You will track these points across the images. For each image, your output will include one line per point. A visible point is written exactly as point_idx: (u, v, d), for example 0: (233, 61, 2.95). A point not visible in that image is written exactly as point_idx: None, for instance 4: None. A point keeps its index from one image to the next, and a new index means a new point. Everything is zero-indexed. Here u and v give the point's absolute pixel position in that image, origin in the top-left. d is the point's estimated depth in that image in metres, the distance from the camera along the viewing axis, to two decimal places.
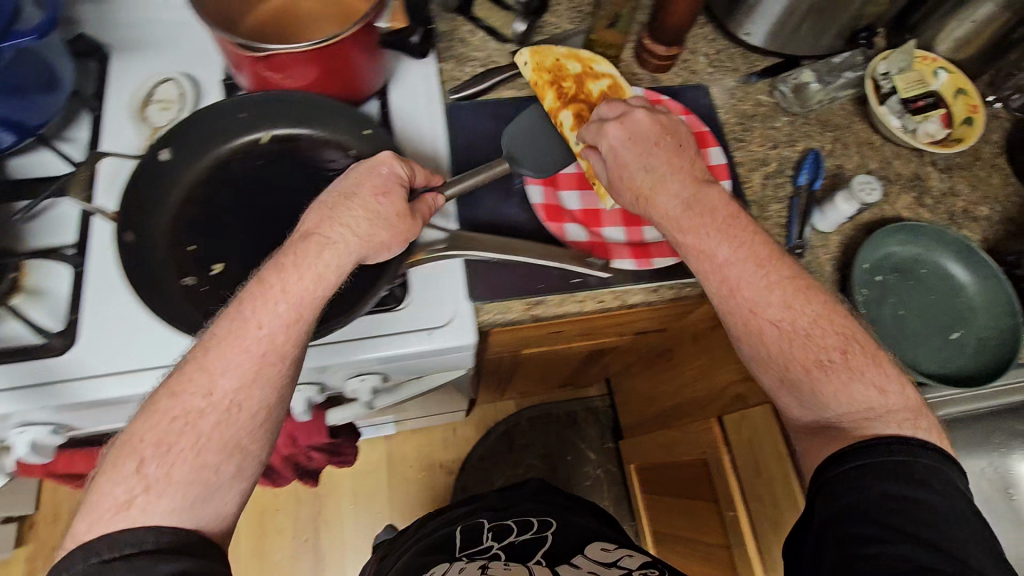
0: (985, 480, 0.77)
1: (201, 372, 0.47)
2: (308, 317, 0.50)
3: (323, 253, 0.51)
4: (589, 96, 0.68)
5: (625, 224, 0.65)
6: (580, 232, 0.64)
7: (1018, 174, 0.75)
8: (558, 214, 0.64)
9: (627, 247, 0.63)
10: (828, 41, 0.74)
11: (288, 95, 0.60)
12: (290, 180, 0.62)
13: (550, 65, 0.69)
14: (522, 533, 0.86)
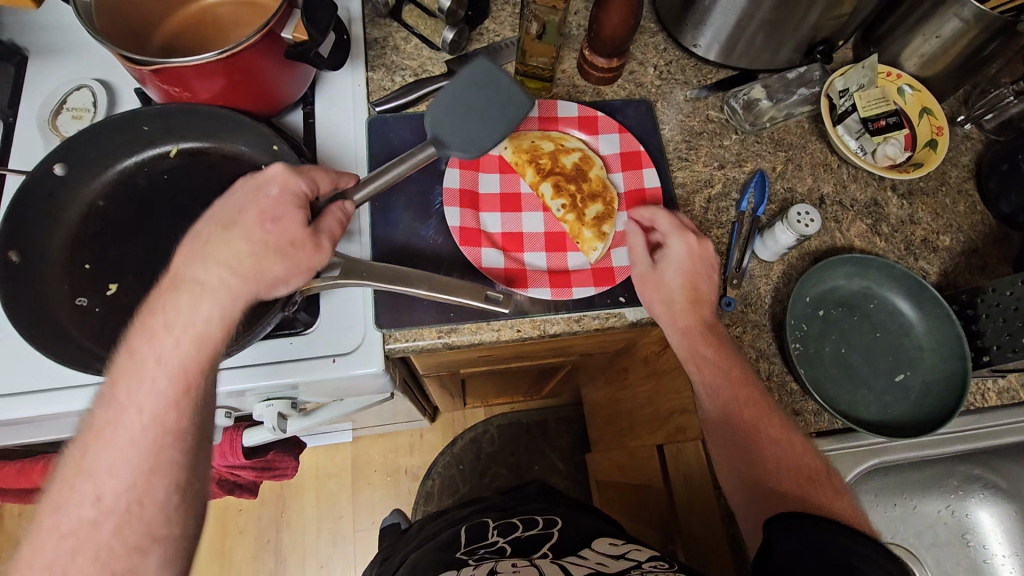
0: (941, 525, 0.71)
1: (83, 478, 0.39)
2: (198, 381, 0.43)
3: (198, 305, 0.44)
4: (567, 169, 0.66)
5: (545, 250, 0.63)
6: (496, 257, 0.60)
7: (985, 202, 0.70)
8: (474, 237, 0.60)
9: (546, 275, 0.60)
10: (785, 55, 0.69)
11: (193, 108, 0.57)
12: (195, 194, 0.59)
13: (527, 146, 0.68)
14: (529, 529, 0.75)
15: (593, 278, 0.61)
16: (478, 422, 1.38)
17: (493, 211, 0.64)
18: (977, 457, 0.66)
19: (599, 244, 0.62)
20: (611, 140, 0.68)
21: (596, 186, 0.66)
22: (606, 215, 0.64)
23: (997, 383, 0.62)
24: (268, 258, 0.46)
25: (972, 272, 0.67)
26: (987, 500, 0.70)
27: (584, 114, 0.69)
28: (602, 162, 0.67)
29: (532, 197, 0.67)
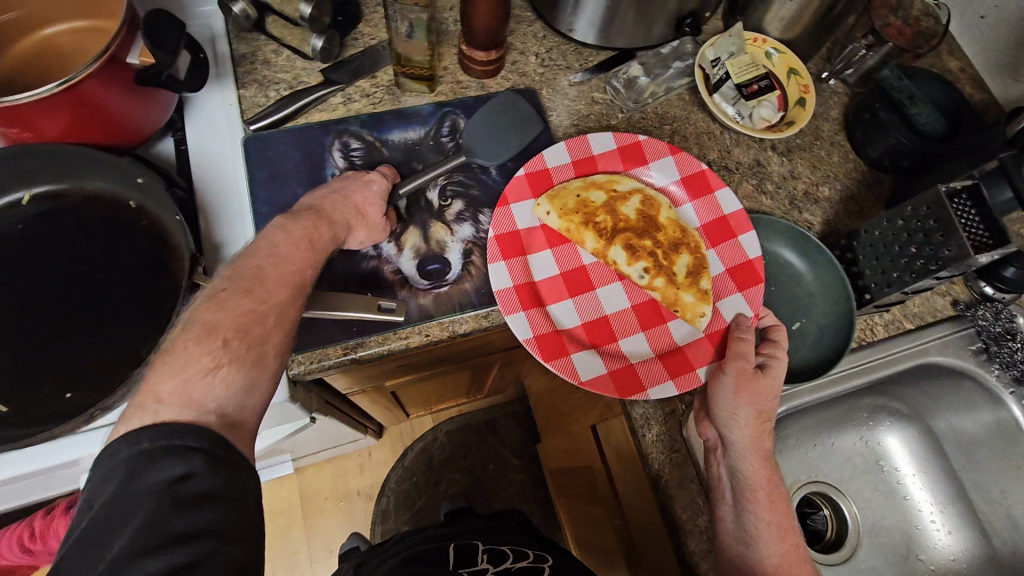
0: (856, 455, 0.75)
1: (257, 278, 0.47)
2: (319, 263, 0.52)
3: (323, 225, 0.53)
4: (631, 223, 0.68)
5: (643, 330, 0.63)
6: (595, 365, 0.58)
7: (856, 150, 0.74)
8: (559, 346, 0.58)
9: (659, 360, 0.60)
10: (656, 32, 0.71)
11: (37, 149, 0.52)
12: (58, 242, 0.55)
13: (574, 206, 0.65)
14: (518, 561, 0.79)
15: (710, 347, 0.61)
16: (427, 431, 1.36)
17: (560, 299, 0.62)
18: (879, 387, 0.71)
19: (705, 306, 0.63)
20: (666, 166, 0.68)
21: (673, 232, 0.67)
22: (698, 266, 0.65)
23: (883, 317, 0.67)
24: (357, 223, 0.57)
25: (851, 218, 0.72)
26: (895, 426, 0.75)
27: (620, 143, 0.68)
28: (669, 201, 0.68)
29: (602, 266, 0.66)
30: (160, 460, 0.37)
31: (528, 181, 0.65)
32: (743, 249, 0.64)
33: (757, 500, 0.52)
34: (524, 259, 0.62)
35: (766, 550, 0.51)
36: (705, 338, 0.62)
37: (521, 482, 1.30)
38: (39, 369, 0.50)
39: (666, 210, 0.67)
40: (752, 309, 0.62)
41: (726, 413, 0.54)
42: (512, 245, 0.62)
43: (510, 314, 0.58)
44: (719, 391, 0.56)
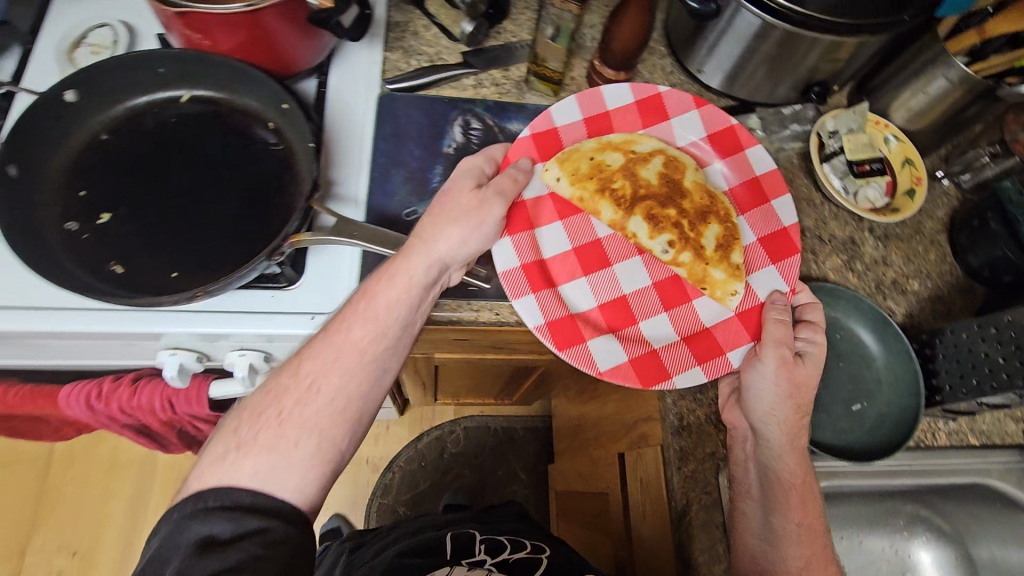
0: (884, 562, 0.72)
1: (294, 359, 0.51)
2: (386, 321, 0.52)
3: (401, 267, 0.53)
4: (651, 188, 0.69)
5: (666, 308, 0.64)
6: (616, 352, 0.59)
7: (956, 255, 0.73)
8: (575, 334, 0.59)
9: (686, 342, 0.61)
10: (782, 92, 0.73)
11: (210, 57, 0.59)
12: (201, 140, 0.60)
13: (587, 171, 0.67)
14: (516, 550, 0.80)
15: (740, 326, 0.62)
16: (446, 422, 1.36)
17: (572, 277, 0.63)
18: (924, 496, 0.68)
19: (736, 283, 0.64)
20: (692, 124, 0.70)
21: (700, 198, 0.68)
22: (727, 237, 0.66)
23: (948, 425, 0.65)
24: (455, 213, 0.55)
25: (936, 318, 0.71)
26: (931, 542, 0.71)
27: (638, 97, 0.69)
28: (691, 162, 0.69)
29: (622, 235, 0.66)
30: (243, 517, 0.43)
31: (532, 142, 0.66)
32: (776, 216, 0.66)
33: (786, 501, 0.56)
34: (532, 231, 0.64)
35: (790, 546, 0.56)
36: (735, 316, 0.63)
37: (522, 497, 1.29)
38: (155, 244, 0.55)
39: (690, 172, 0.68)
40: (788, 283, 0.63)
41: (765, 410, 0.56)
42: (521, 217, 0.63)
43: (517, 297, 0.58)
44: (754, 382, 0.57)
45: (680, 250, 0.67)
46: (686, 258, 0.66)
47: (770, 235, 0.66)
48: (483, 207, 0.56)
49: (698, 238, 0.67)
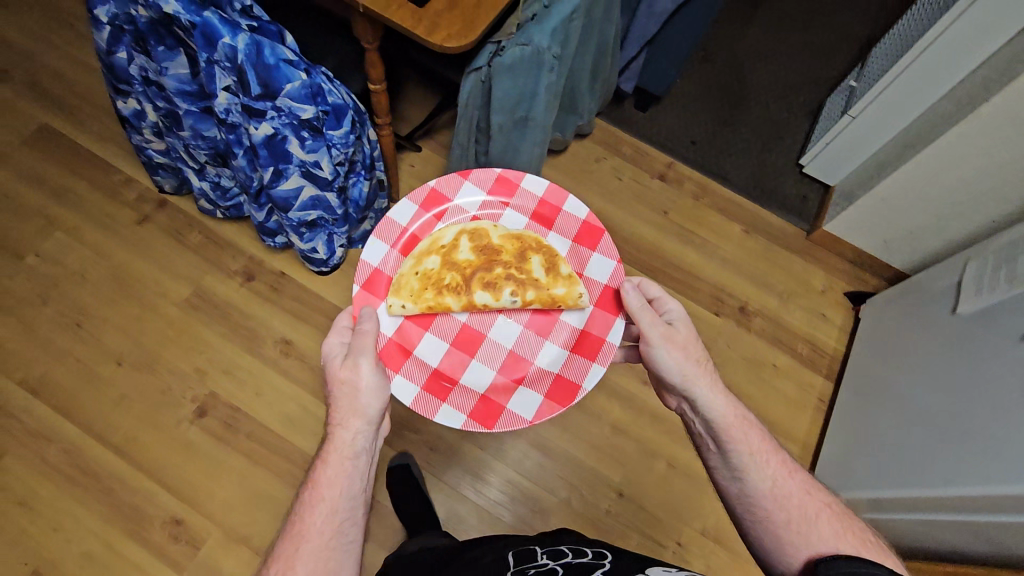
0: None
1: (278, 564, 0.78)
2: (327, 508, 0.81)
3: (340, 437, 0.84)
4: (497, 263, 1.04)
5: (540, 334, 1.02)
6: (534, 398, 0.97)
7: None
8: (491, 415, 0.96)
9: (575, 353, 1.00)
10: None
11: None
12: None
13: (422, 282, 1.01)
14: (579, 558, 0.88)
15: (598, 317, 1.02)
16: None
17: (462, 369, 0.99)
18: None
19: (573, 279, 1.02)
20: (474, 191, 1.07)
21: (512, 250, 1.05)
22: (534, 277, 1.03)
23: None
24: (378, 375, 0.85)
25: None
26: None
27: (416, 200, 1.06)
28: (487, 225, 1.05)
29: (476, 307, 1.02)
30: None
31: (364, 281, 1.00)
32: (569, 210, 1.07)
33: (730, 437, 0.85)
34: (411, 356, 0.99)
35: (758, 475, 0.82)
36: (592, 308, 1.02)
37: None
38: None
39: (477, 263, 1.04)
40: (569, 240, 1.07)
41: (662, 365, 0.90)
42: (398, 356, 0.98)
43: (436, 415, 0.95)
44: (662, 360, 0.90)
45: (522, 293, 1.02)
46: (531, 295, 1.02)
47: (548, 221, 1.08)
48: (358, 381, 0.84)
49: (528, 270, 1.04)
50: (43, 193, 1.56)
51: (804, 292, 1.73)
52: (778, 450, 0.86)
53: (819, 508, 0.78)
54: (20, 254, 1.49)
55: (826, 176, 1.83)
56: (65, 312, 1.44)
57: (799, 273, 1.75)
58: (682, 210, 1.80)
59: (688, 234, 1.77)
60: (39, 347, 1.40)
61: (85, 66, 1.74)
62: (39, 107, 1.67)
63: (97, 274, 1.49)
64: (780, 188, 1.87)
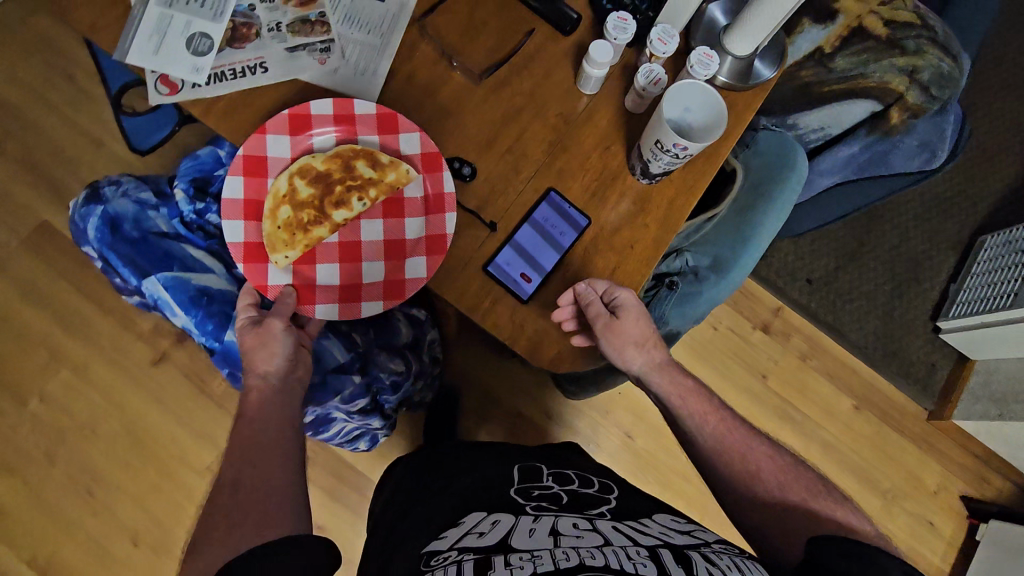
0: None
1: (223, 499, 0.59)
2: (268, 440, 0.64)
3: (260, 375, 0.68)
4: (332, 179, 0.75)
5: (385, 218, 0.77)
6: (421, 262, 0.74)
7: None
8: (398, 291, 0.74)
9: (431, 216, 0.75)
10: None
11: None
12: None
13: (286, 234, 0.73)
14: (582, 485, 0.86)
15: (431, 177, 0.75)
16: None
17: (356, 280, 0.76)
18: None
19: (387, 162, 0.74)
20: (276, 142, 0.73)
21: (335, 165, 0.75)
22: (370, 172, 0.75)
23: None
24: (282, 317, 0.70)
25: None
26: None
27: (238, 168, 0.72)
28: (305, 160, 0.74)
29: (344, 227, 0.77)
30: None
31: (242, 254, 0.71)
32: (352, 107, 0.75)
33: (688, 412, 0.75)
34: (316, 292, 0.74)
35: (723, 449, 0.72)
36: (422, 168, 0.75)
37: None
38: None
39: (316, 185, 0.75)
40: (372, 133, 0.76)
41: (619, 356, 0.73)
42: (304, 297, 0.74)
43: (361, 311, 0.73)
44: (621, 353, 0.73)
45: (368, 192, 0.75)
46: (371, 185, 0.75)
47: (346, 117, 0.75)
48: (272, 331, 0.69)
49: (357, 171, 0.75)
50: (46, 317, 1.32)
51: (913, 492, 1.48)
52: (720, 410, 0.76)
53: (779, 460, 0.70)
54: (21, 398, 1.29)
55: (967, 349, 1.51)
56: (74, 476, 1.27)
57: (909, 466, 1.50)
58: (784, 373, 1.52)
59: (787, 408, 1.50)
60: (49, 519, 1.25)
61: (87, 135, 1.40)
62: (35, 193, 1.37)
63: (109, 430, 1.29)
64: (906, 351, 1.56)
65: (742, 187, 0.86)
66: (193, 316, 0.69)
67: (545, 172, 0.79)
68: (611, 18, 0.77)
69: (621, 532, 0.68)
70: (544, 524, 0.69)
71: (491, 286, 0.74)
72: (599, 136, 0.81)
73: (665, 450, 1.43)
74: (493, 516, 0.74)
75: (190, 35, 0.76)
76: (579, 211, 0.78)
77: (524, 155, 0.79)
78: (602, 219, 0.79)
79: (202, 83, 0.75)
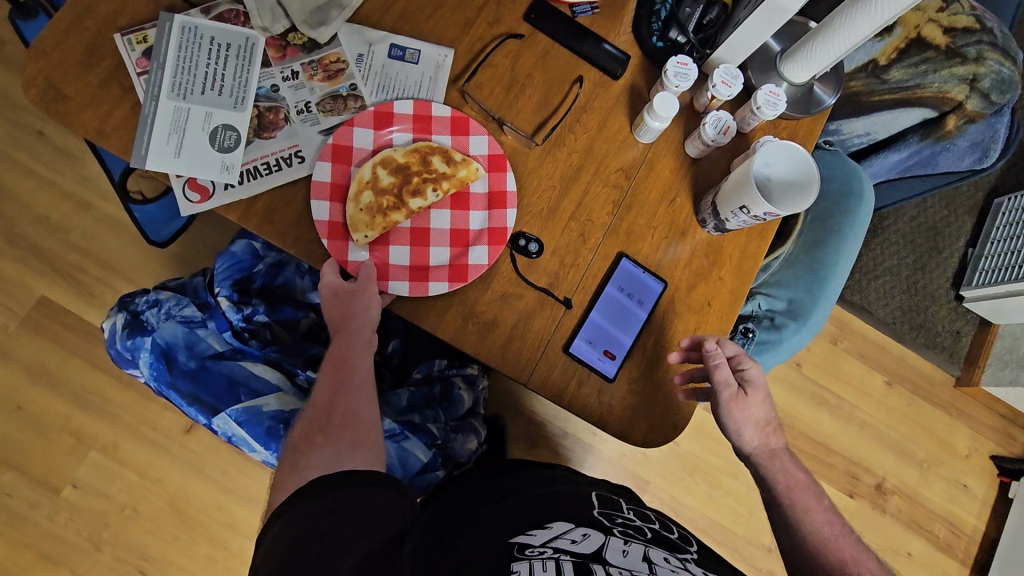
0: None
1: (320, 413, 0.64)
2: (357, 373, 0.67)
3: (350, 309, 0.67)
4: (410, 167, 0.71)
5: (458, 209, 0.72)
6: (486, 248, 0.70)
7: None
8: (462, 273, 0.69)
9: (500, 210, 0.72)
10: None
11: None
12: None
13: (364, 214, 0.68)
14: (664, 528, 0.72)
15: (497, 175, 0.73)
16: None
17: (430, 260, 0.70)
18: None
19: (464, 157, 0.71)
20: (363, 133, 0.71)
21: (415, 154, 0.71)
22: (447, 160, 0.71)
23: None
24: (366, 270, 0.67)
25: None
26: None
27: (325, 154, 0.69)
28: (388, 150, 0.71)
29: (417, 215, 0.72)
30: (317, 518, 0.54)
31: (328, 229, 0.68)
32: (433, 107, 0.73)
33: (790, 492, 0.69)
34: (390, 270, 0.69)
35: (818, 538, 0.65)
36: (490, 167, 0.73)
37: None
38: None
39: (396, 168, 0.71)
40: (446, 128, 0.73)
41: (735, 422, 0.70)
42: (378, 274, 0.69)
43: (430, 288, 0.68)
44: (738, 418, 0.70)
45: (444, 181, 0.71)
46: (448, 174, 0.71)
47: (425, 113, 0.72)
48: (354, 298, 0.66)
49: (435, 159, 0.71)
50: (64, 400, 1.25)
51: (947, 458, 1.53)
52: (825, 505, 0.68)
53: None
54: (53, 487, 1.23)
55: (993, 313, 1.53)
56: (124, 558, 1.23)
57: (943, 434, 1.53)
58: (816, 358, 1.53)
59: (822, 393, 1.52)
60: None
61: (70, 198, 1.29)
62: (26, 268, 1.27)
63: (151, 508, 1.25)
64: (931, 321, 1.58)
65: (807, 218, 0.83)
66: (272, 450, 0.67)
67: (613, 235, 0.74)
68: (671, 63, 0.70)
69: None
70: (636, 551, 0.60)
71: (575, 368, 0.70)
72: (663, 188, 0.76)
73: (709, 451, 1.43)
74: (584, 527, 0.63)
75: (213, 130, 0.69)
76: (654, 275, 0.74)
77: (589, 218, 0.74)
78: (678, 276, 0.75)
79: (236, 182, 0.68)
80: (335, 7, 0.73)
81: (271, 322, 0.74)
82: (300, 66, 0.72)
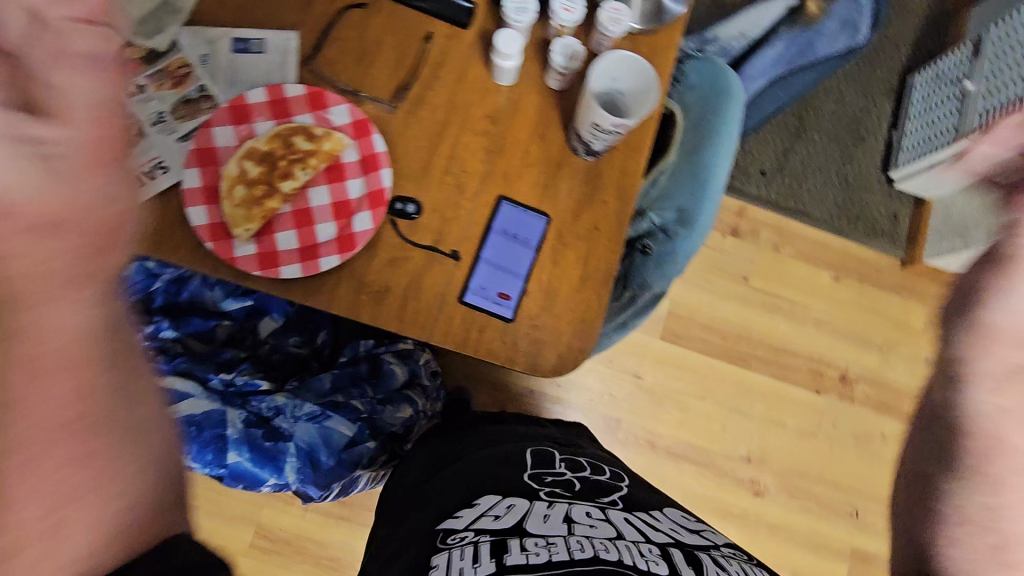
0: None
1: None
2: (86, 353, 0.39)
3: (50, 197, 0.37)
4: (276, 151, 0.71)
5: (335, 182, 0.72)
6: (369, 213, 0.71)
7: None
8: (351, 243, 0.70)
9: (373, 175, 0.72)
10: None
11: None
12: None
13: (241, 209, 0.69)
14: (595, 473, 0.76)
15: (363, 141, 0.73)
16: None
17: (317, 237, 0.70)
18: None
19: (326, 132, 0.71)
20: (223, 131, 0.71)
21: (278, 139, 0.71)
22: (310, 137, 0.71)
23: None
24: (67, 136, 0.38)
25: None
26: None
27: (190, 161, 0.70)
28: (252, 142, 0.71)
29: (297, 198, 0.72)
30: None
31: (209, 231, 0.68)
32: (286, 89, 0.73)
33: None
34: (279, 256, 0.69)
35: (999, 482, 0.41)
36: (356, 135, 0.73)
37: None
38: None
39: (263, 156, 0.70)
40: (304, 107, 0.73)
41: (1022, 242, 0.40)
42: (267, 263, 0.69)
43: (323, 264, 0.69)
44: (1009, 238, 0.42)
45: (313, 158, 0.71)
46: (315, 151, 0.71)
47: (280, 98, 0.73)
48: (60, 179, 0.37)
49: (299, 140, 0.71)
50: None
51: (904, 338, 1.56)
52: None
53: None
54: None
55: (923, 190, 1.56)
56: None
57: (896, 315, 1.57)
58: (762, 269, 1.55)
59: (774, 301, 1.54)
60: None
61: None
62: None
63: None
64: (867, 209, 1.60)
65: (685, 126, 0.83)
66: None
67: (490, 180, 0.75)
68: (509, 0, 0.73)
69: (634, 528, 0.61)
70: (559, 512, 0.62)
71: (474, 315, 0.72)
72: (531, 125, 0.77)
73: (673, 379, 1.47)
74: (509, 499, 0.66)
75: None
76: (535, 211, 0.75)
77: (464, 170, 0.75)
78: (561, 208, 0.76)
79: None
80: (168, 13, 0.73)
81: (178, 335, 0.84)
82: (145, 78, 0.72)
